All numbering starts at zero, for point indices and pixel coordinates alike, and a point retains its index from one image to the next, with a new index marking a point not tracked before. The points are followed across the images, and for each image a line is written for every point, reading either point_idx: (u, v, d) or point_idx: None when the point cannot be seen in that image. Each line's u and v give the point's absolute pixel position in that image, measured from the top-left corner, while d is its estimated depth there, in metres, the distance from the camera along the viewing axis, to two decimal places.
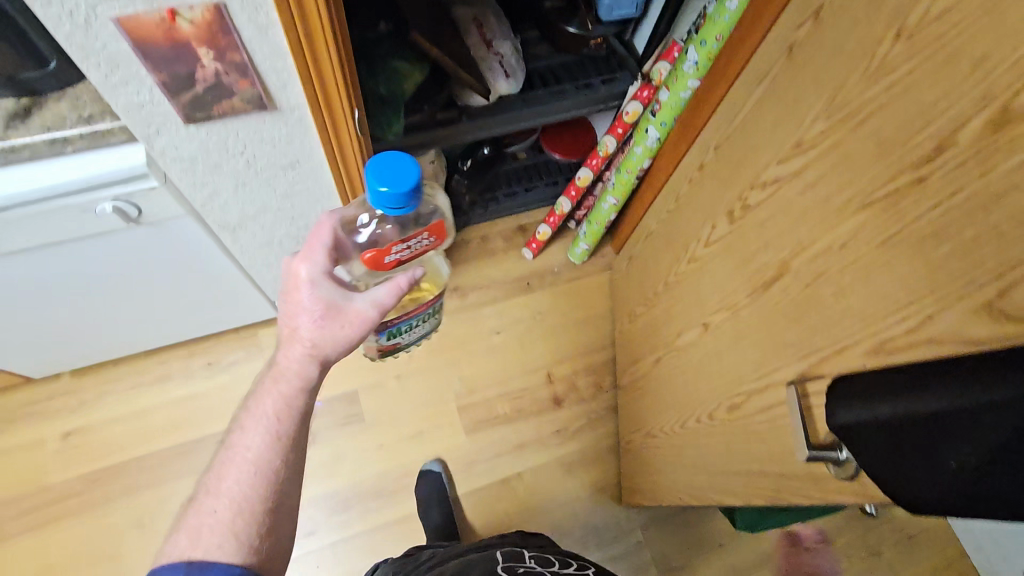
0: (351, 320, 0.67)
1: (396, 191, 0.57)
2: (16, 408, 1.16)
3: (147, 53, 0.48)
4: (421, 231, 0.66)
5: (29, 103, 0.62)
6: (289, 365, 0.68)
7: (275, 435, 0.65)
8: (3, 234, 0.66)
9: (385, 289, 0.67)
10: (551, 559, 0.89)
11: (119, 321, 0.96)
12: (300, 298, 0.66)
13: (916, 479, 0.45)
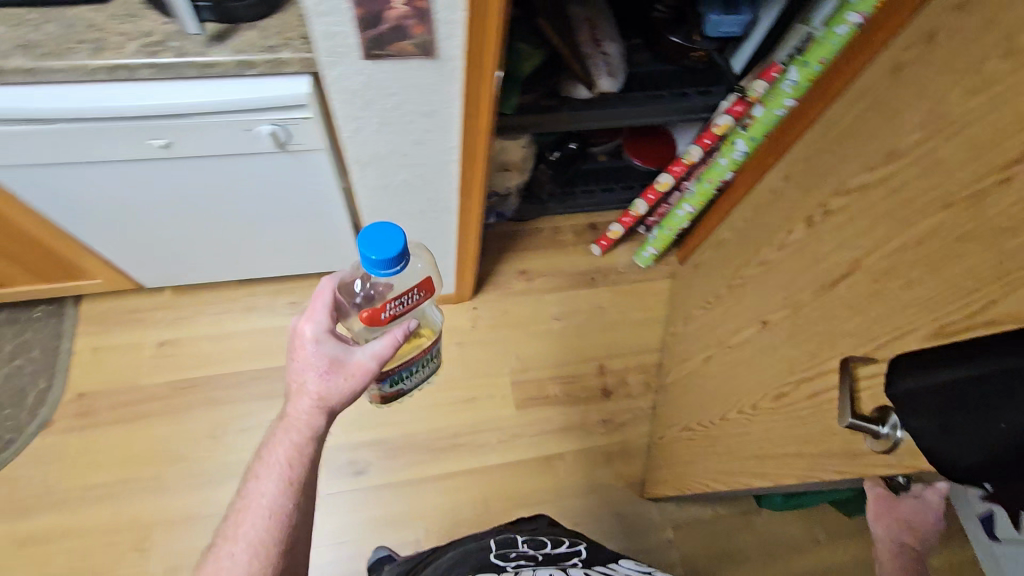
0: (353, 374, 0.66)
1: (382, 262, 0.58)
2: (123, 312, 1.29)
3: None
4: (411, 286, 0.64)
5: (226, 28, 0.72)
6: (297, 418, 0.68)
7: (286, 481, 0.66)
8: (179, 139, 0.78)
9: (384, 343, 0.65)
10: (543, 539, 0.92)
11: (236, 241, 1.08)
12: (303, 356, 0.66)
13: (965, 443, 0.43)
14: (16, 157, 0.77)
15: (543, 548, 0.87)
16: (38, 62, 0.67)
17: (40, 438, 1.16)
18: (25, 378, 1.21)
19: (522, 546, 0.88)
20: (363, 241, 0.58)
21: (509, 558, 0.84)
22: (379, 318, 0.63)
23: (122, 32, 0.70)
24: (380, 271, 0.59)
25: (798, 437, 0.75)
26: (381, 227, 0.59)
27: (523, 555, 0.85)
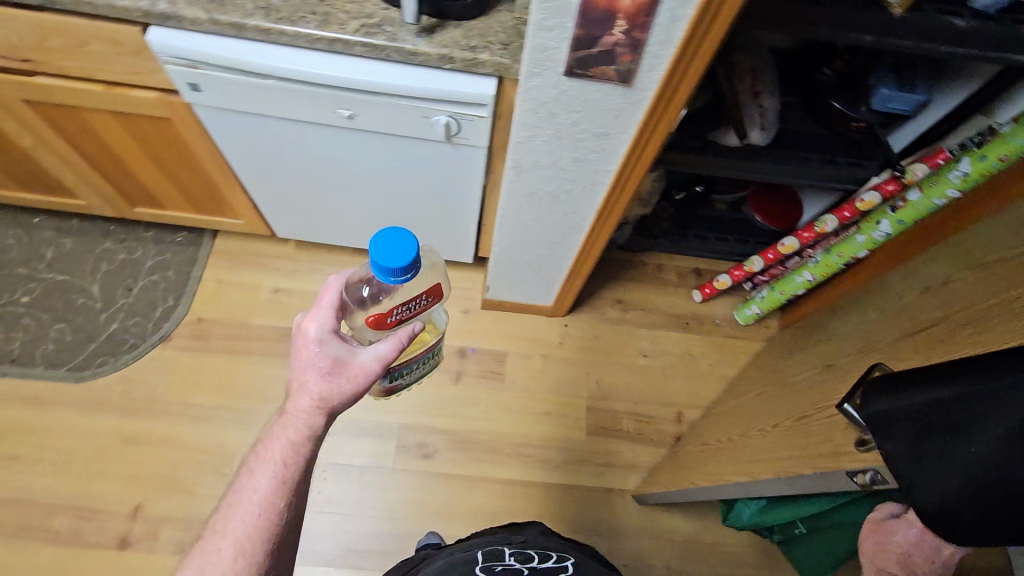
0: (355, 376, 0.60)
1: (390, 271, 0.55)
2: (250, 253, 1.39)
3: (587, 12, 0.59)
4: (421, 293, 0.61)
5: (435, 23, 0.77)
6: (293, 417, 0.62)
7: (280, 480, 0.60)
8: (364, 112, 0.84)
9: (388, 346, 0.60)
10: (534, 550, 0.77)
11: (370, 211, 1.14)
12: (306, 353, 0.61)
13: (945, 474, 0.45)
14: (221, 102, 0.86)
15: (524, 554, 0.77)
16: (272, 24, 0.74)
17: (158, 351, 1.27)
18: (157, 294, 1.32)
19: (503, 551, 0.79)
20: (376, 247, 0.55)
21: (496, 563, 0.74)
22: (385, 320, 0.58)
23: (346, 11, 0.77)
24: (387, 278, 0.56)
25: (793, 449, 0.68)
26: (393, 232, 0.56)
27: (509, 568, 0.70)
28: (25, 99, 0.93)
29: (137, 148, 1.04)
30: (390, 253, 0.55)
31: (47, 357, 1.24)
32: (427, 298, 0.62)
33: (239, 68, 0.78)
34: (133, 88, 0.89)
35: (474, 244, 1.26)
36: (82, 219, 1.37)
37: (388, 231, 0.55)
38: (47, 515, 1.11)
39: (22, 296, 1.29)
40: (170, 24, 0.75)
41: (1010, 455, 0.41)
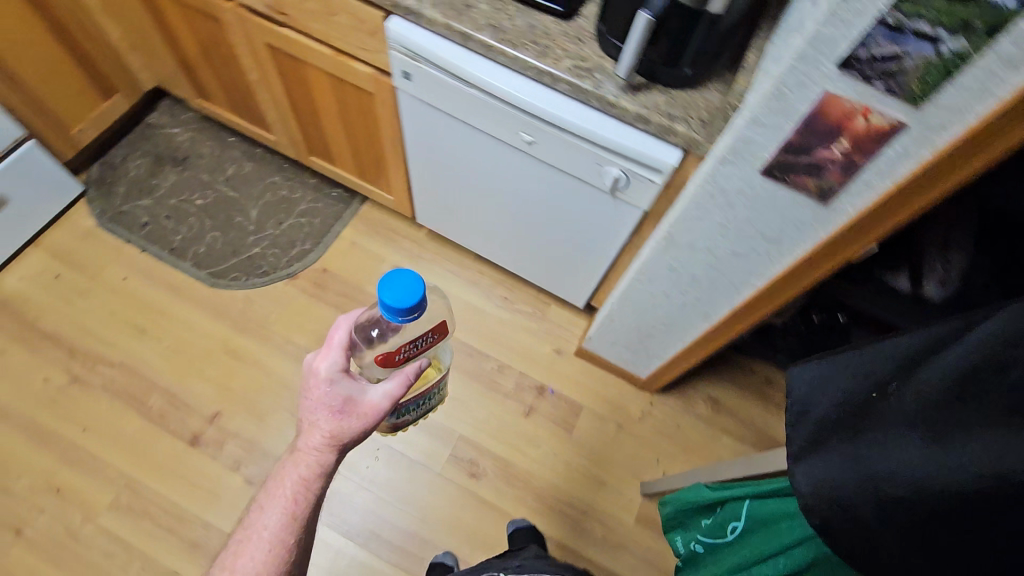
0: (364, 414, 0.62)
1: (399, 313, 0.56)
2: (386, 227, 1.48)
3: (812, 123, 0.57)
4: (427, 330, 0.63)
5: (642, 83, 0.78)
6: (304, 454, 0.64)
7: (292, 515, 0.63)
8: (543, 143, 0.87)
9: (395, 385, 0.62)
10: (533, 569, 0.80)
11: (508, 228, 1.17)
12: (318, 394, 0.63)
13: (830, 432, 0.49)
14: (423, 94, 0.92)
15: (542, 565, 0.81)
16: (496, 43, 0.79)
17: (283, 285, 1.39)
18: (299, 235, 1.44)
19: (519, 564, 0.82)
20: (384, 289, 0.56)
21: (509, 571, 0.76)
22: (393, 359, 0.61)
23: (564, 48, 0.79)
24: (394, 318, 0.57)
25: None
26: (399, 273, 0.57)
27: None
28: (267, 43, 1.06)
29: (335, 109, 1.15)
30: (398, 292, 0.55)
31: (196, 257, 1.39)
32: (432, 335, 0.63)
33: (452, 72, 0.84)
34: (355, 60, 0.98)
35: (590, 292, 1.25)
36: (265, 150, 1.54)
37: (395, 273, 0.56)
38: (147, 391, 1.24)
39: (196, 198, 1.46)
40: (410, 18, 0.82)
41: (884, 412, 0.44)
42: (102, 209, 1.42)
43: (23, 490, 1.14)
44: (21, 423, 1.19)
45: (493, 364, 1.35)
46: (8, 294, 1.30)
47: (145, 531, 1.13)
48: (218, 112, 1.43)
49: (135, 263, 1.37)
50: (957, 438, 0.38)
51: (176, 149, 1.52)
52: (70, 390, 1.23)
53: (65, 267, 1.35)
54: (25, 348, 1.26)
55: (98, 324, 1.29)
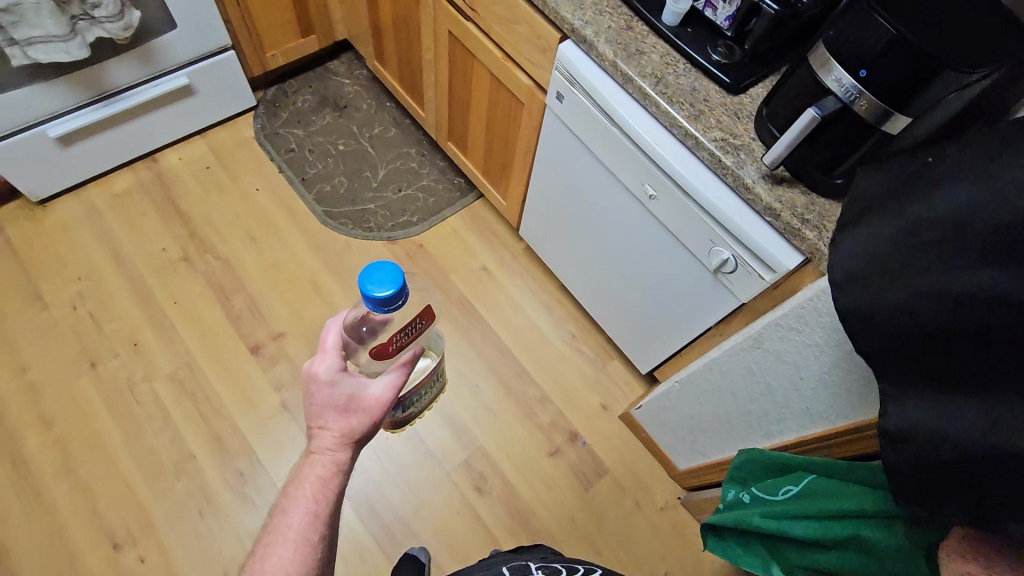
0: (368, 408, 0.66)
1: (382, 304, 0.57)
2: (489, 228, 1.53)
3: None
4: (416, 317, 0.65)
5: (786, 177, 0.74)
6: (317, 457, 0.67)
7: (315, 514, 0.66)
8: (665, 202, 0.85)
9: (394, 376, 0.66)
10: (557, 565, 0.81)
11: (601, 269, 1.16)
12: (323, 397, 0.66)
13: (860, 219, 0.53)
14: (569, 120, 0.95)
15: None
16: (654, 94, 0.79)
17: (380, 245, 1.47)
18: (411, 206, 1.53)
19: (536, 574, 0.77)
20: (365, 280, 0.57)
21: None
22: (385, 352, 0.64)
23: (718, 120, 0.78)
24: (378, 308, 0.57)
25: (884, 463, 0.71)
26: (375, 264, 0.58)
27: None
28: (450, 31, 1.14)
29: (486, 106, 1.21)
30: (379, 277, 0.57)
31: (320, 193, 1.51)
32: (420, 322, 0.66)
33: (603, 107, 0.85)
34: (519, 69, 1.03)
35: (658, 363, 1.20)
36: (413, 123, 1.65)
37: (376, 266, 0.57)
38: (235, 291, 1.36)
39: (340, 143, 1.59)
40: (583, 47, 0.84)
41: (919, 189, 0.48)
42: (263, 126, 1.59)
43: (109, 332, 1.28)
44: (131, 277, 1.35)
45: (537, 393, 1.34)
46: (166, 168, 1.49)
47: (185, 409, 1.23)
48: (387, 77, 1.56)
49: (270, 179, 1.52)
50: (991, 176, 0.43)
51: (341, 97, 1.66)
52: (177, 265, 1.38)
53: (216, 162, 1.52)
54: (160, 217, 1.43)
55: (221, 220, 1.44)
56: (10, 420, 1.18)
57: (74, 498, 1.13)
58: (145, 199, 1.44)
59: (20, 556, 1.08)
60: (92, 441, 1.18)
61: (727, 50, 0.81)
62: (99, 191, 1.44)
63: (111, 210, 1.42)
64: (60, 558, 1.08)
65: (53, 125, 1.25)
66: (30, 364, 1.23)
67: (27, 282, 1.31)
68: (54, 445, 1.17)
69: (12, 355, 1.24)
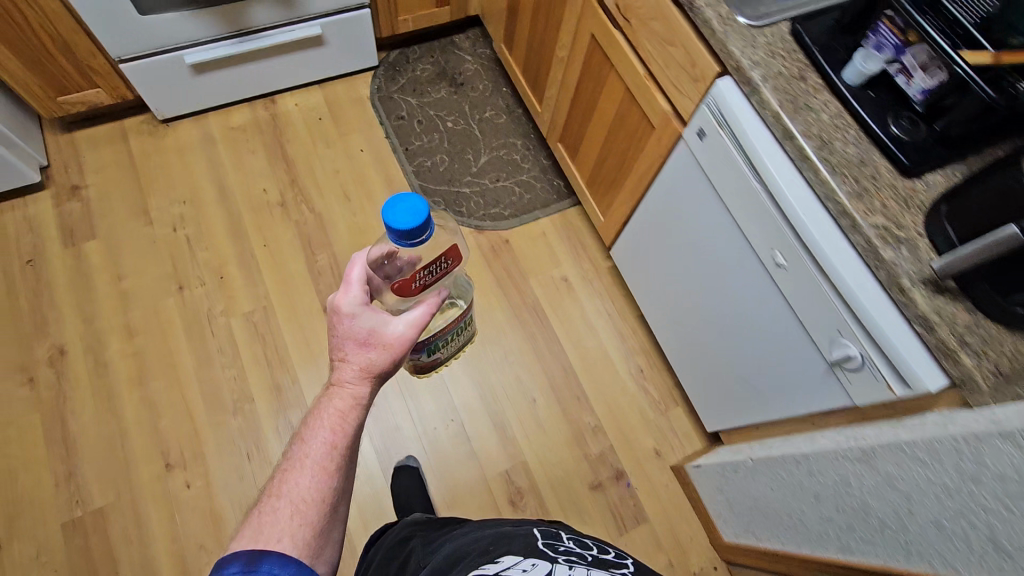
0: (389, 343, 0.70)
1: (400, 236, 0.60)
2: (579, 240, 1.47)
3: None
4: (440, 256, 0.68)
5: (951, 288, 0.64)
6: (339, 390, 0.70)
7: (333, 444, 0.67)
8: (797, 278, 0.77)
9: (417, 314, 0.71)
10: (586, 544, 0.79)
11: (693, 317, 1.09)
12: (346, 328, 0.70)
13: None
14: (706, 163, 0.87)
15: (589, 550, 0.74)
16: (815, 158, 0.70)
17: (468, 231, 1.45)
18: (506, 199, 1.50)
19: (568, 544, 0.76)
20: (390, 212, 0.59)
21: (559, 550, 0.71)
22: (408, 286, 0.68)
23: (883, 203, 0.68)
24: (401, 240, 0.61)
25: None
26: (403, 198, 0.60)
27: (572, 553, 0.72)
28: (593, 33, 1.08)
29: (610, 119, 1.14)
30: (407, 215, 0.58)
31: (419, 166, 1.50)
32: (445, 262, 0.70)
33: (752, 161, 0.78)
34: (659, 92, 0.96)
35: (729, 426, 1.13)
36: (524, 114, 1.60)
37: (397, 197, 0.60)
38: (321, 246, 1.38)
39: (449, 120, 1.58)
40: (744, 90, 0.76)
41: None
42: (379, 88, 1.58)
43: (200, 260, 1.33)
44: (230, 212, 1.39)
45: (592, 421, 1.30)
46: (282, 111, 1.52)
47: (253, 351, 1.26)
48: (511, 63, 1.51)
49: (375, 143, 1.52)
50: None
51: (459, 74, 1.64)
52: (274, 210, 1.40)
53: (328, 115, 1.53)
54: (267, 158, 1.46)
55: (323, 174, 1.46)
56: (99, 321, 1.25)
57: (140, 409, 1.19)
58: (257, 139, 1.48)
59: (84, 452, 1.14)
60: (166, 361, 1.23)
61: (911, 124, 0.71)
62: (216, 121, 1.48)
63: (225, 143, 1.46)
64: (117, 462, 1.14)
65: (192, 52, 1.29)
66: (127, 274, 1.30)
67: (137, 195, 1.38)
68: (132, 355, 1.23)
69: (112, 260, 1.30)
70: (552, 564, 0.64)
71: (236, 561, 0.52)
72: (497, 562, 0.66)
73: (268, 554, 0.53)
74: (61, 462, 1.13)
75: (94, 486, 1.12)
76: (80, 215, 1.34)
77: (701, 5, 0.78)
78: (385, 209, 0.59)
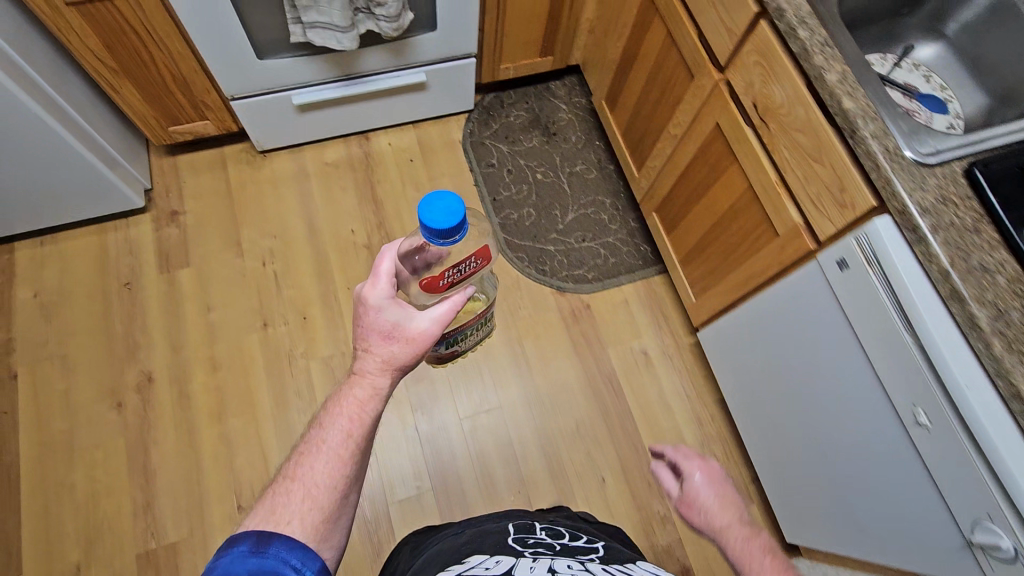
0: (412, 339, 0.71)
1: (436, 235, 0.61)
2: (662, 310, 1.42)
3: None
4: (470, 257, 0.69)
5: None
6: (361, 378, 0.71)
7: (349, 432, 0.69)
8: (942, 443, 0.70)
9: (442, 310, 0.70)
10: (561, 532, 0.92)
11: (789, 429, 1.03)
12: (371, 320, 0.71)
13: None
14: (841, 292, 0.81)
15: (558, 540, 0.86)
16: (989, 331, 0.63)
17: (549, 291, 1.42)
18: (590, 261, 1.45)
19: (538, 535, 0.88)
20: (427, 211, 0.61)
21: (528, 544, 0.83)
22: (436, 284, 0.69)
23: None
24: (435, 238, 0.62)
25: None
26: (437, 196, 0.62)
27: (542, 543, 0.84)
28: (717, 122, 1.02)
29: (722, 207, 1.09)
30: (439, 216, 0.60)
31: (506, 218, 1.48)
32: (474, 261, 0.70)
33: (906, 311, 0.71)
34: (791, 202, 0.90)
35: (815, 546, 1.06)
36: (615, 171, 1.56)
37: (433, 195, 0.61)
38: None
39: (539, 172, 1.54)
40: (907, 234, 0.70)
41: None
42: (472, 132, 1.57)
43: (284, 298, 1.34)
44: (317, 249, 1.40)
45: (661, 508, 1.25)
46: (375, 149, 1.52)
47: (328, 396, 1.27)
48: (610, 122, 1.47)
49: (464, 190, 1.51)
50: None
51: (553, 123, 1.61)
52: (360, 250, 1.41)
53: (420, 157, 1.53)
54: (357, 197, 1.46)
55: (410, 218, 1.45)
56: (186, 352, 1.27)
57: (218, 446, 1.21)
58: (349, 176, 1.48)
59: (162, 484, 1.17)
60: (245, 398, 1.25)
61: None
62: (312, 156, 1.49)
63: (318, 178, 1.47)
64: (192, 497, 1.17)
65: (300, 93, 1.30)
66: (215, 305, 1.32)
67: (231, 225, 1.40)
68: (214, 389, 1.25)
69: (203, 291, 1.33)
70: (515, 559, 0.75)
71: (247, 540, 0.54)
72: (469, 561, 0.76)
73: (275, 537, 0.54)
74: (141, 492, 1.16)
75: (169, 520, 1.15)
76: (177, 241, 1.37)
77: (866, 135, 0.72)
78: (421, 208, 0.61)
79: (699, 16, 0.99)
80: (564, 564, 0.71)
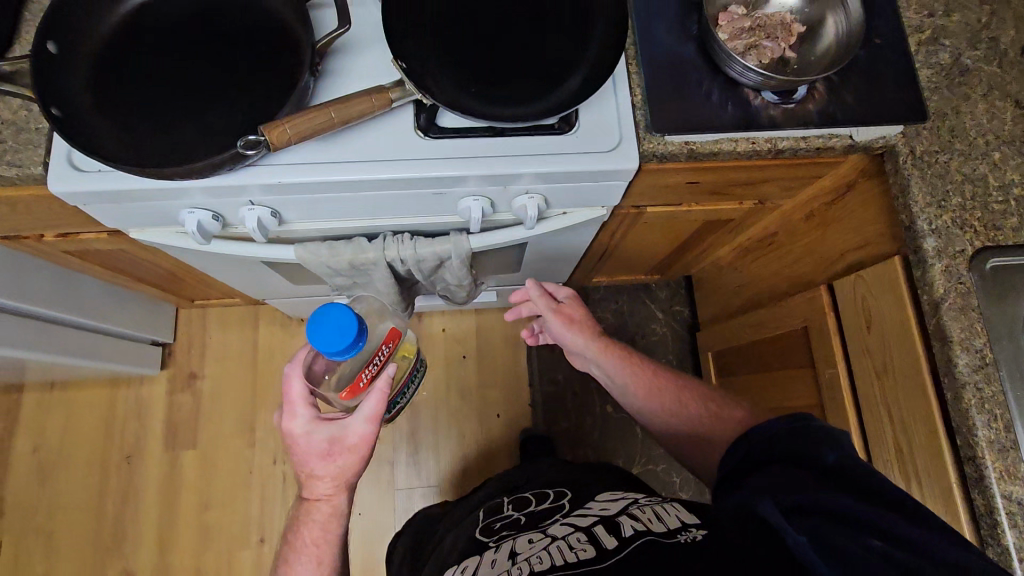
0: (351, 447, 0.58)
1: (342, 349, 0.52)
2: None
3: None
4: (382, 345, 0.62)
5: None
6: (317, 504, 0.59)
7: (316, 560, 0.58)
8: None
9: (373, 405, 0.56)
10: (528, 495, 0.76)
11: None
12: (304, 449, 0.57)
13: None
14: None
15: (526, 509, 0.71)
16: None
17: None
18: None
19: (505, 510, 0.73)
20: (319, 338, 0.52)
21: (493, 532, 0.68)
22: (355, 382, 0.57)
23: None
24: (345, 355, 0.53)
25: None
26: (319, 316, 0.52)
27: (509, 523, 0.69)
28: None
29: None
30: (331, 335, 0.52)
31: None
32: (385, 345, 0.62)
33: None
34: None
35: None
36: None
37: (317, 318, 0.52)
38: None
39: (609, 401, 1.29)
40: None
41: None
42: None
43: (287, 514, 1.18)
44: None
45: None
46: (426, 336, 1.31)
47: None
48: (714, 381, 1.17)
49: (517, 407, 1.29)
50: None
51: (641, 336, 1.32)
52: (384, 466, 1.25)
53: (474, 354, 1.31)
54: None
55: (447, 434, 1.27)
56: (175, 556, 1.15)
57: None
58: None
59: None
60: None
61: None
62: None
63: None
64: None
65: None
66: (213, 503, 1.18)
67: (250, 405, 1.24)
68: None
69: (204, 482, 1.19)
70: (480, 561, 0.60)
71: None
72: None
73: None
74: None
75: None
76: (189, 413, 1.23)
77: None
78: (312, 335, 0.52)
79: (880, 455, 0.69)
80: (527, 545, 0.59)
